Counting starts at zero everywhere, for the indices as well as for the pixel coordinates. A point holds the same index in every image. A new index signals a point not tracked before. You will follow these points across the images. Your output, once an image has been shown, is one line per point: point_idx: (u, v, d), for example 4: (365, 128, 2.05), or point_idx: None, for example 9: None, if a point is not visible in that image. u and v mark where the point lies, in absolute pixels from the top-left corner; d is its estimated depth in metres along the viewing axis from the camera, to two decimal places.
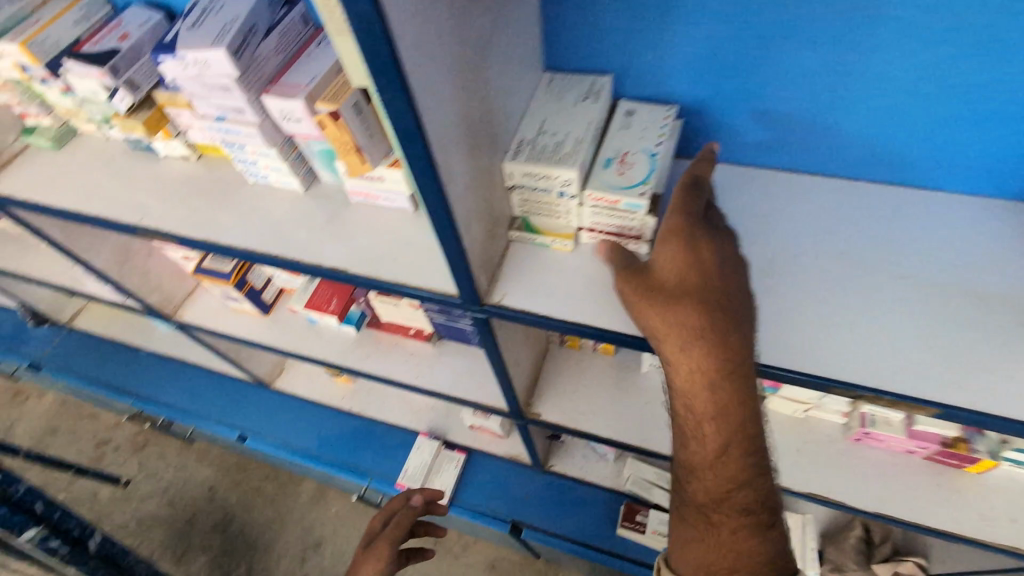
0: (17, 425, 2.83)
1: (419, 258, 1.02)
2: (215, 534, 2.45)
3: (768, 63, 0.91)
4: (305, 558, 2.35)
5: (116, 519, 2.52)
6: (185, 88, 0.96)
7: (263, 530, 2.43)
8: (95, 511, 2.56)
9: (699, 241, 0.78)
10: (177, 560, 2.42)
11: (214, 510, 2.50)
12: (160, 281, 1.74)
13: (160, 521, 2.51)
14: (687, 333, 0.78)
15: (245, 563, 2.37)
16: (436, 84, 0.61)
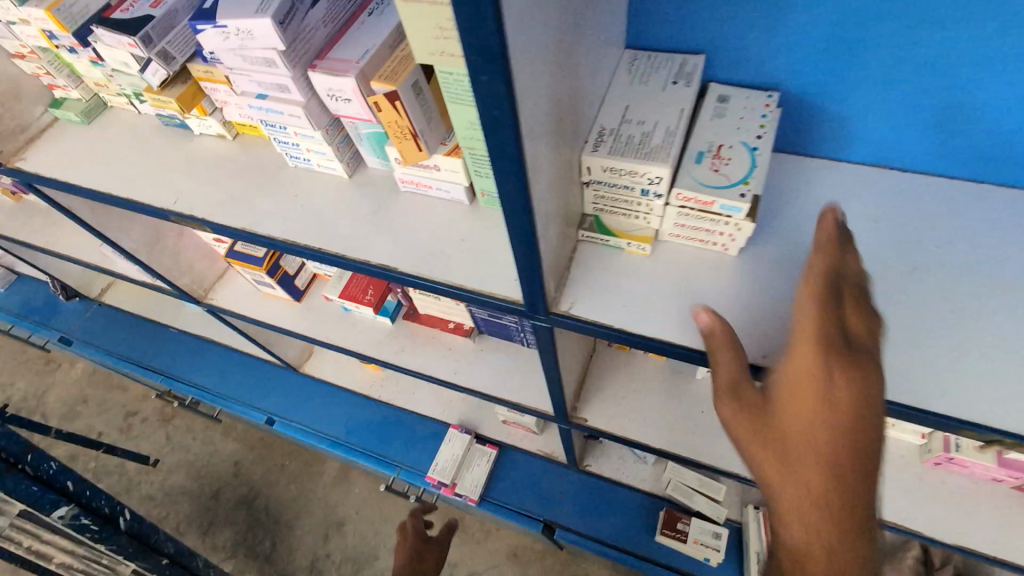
0: (48, 394, 2.84)
1: (475, 256, 0.93)
2: (239, 510, 2.44)
3: (902, 38, 0.75)
4: (327, 536, 2.33)
5: (143, 492, 2.52)
6: (225, 62, 0.87)
7: (286, 507, 2.41)
8: (122, 483, 2.56)
9: (847, 319, 0.59)
10: (202, 532, 2.42)
11: (239, 486, 2.49)
12: (190, 262, 1.68)
13: (185, 494, 2.51)
14: (815, 373, 0.56)
15: (269, 538, 2.36)
16: (534, 64, 0.50)
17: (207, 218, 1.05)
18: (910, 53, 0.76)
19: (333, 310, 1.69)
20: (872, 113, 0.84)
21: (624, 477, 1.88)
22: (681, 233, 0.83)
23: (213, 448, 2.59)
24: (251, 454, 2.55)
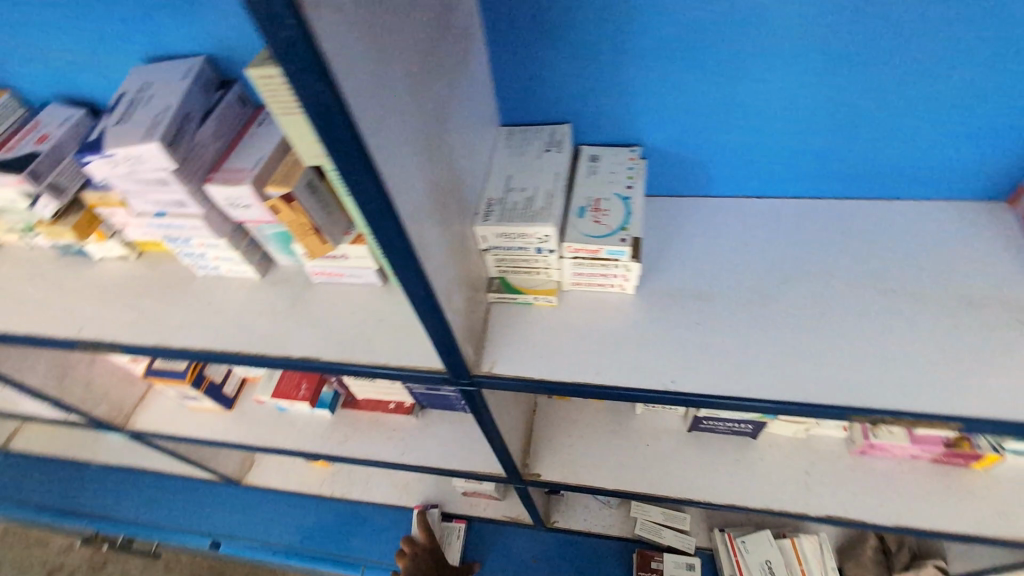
0: None
1: (395, 333, 0.95)
2: None
3: (725, 95, 0.87)
4: None
5: None
6: (117, 187, 0.88)
7: None
8: None
9: None
10: None
11: None
12: (106, 389, 1.59)
13: None
14: None
15: None
16: (400, 160, 0.55)
17: (114, 340, 1.02)
18: (737, 104, 0.88)
19: (267, 411, 1.64)
20: (723, 154, 0.95)
21: (592, 526, 1.86)
22: (580, 281, 0.90)
23: None
24: None
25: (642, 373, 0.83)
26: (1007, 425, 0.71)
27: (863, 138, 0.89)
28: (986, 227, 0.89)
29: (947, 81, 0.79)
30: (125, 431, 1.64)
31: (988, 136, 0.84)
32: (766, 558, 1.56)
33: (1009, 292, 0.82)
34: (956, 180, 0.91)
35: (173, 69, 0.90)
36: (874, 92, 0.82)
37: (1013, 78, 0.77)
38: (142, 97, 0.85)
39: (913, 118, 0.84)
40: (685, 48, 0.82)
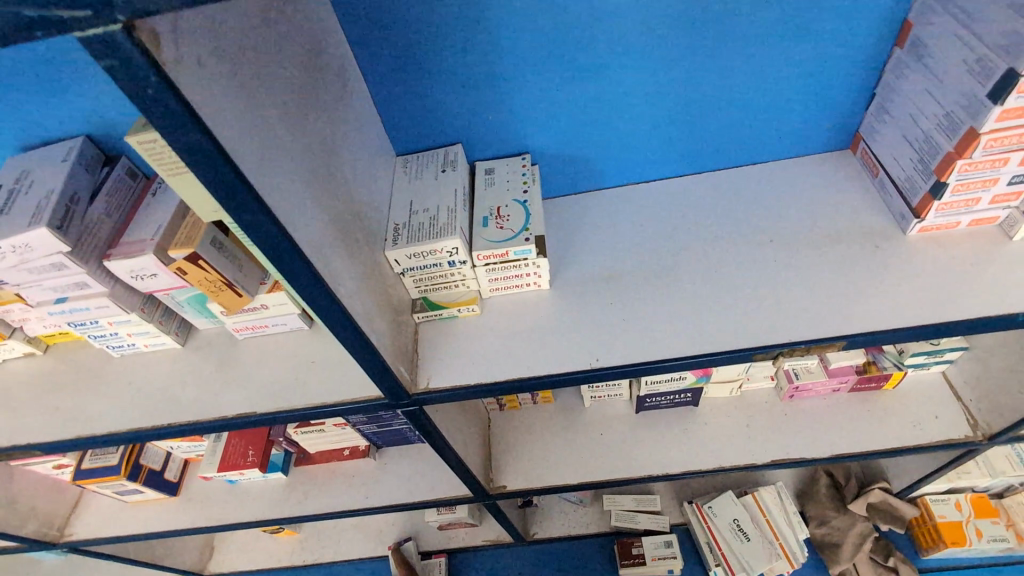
0: None
1: (330, 372, 0.96)
2: None
3: (593, 96, 0.96)
4: None
5: None
6: (8, 281, 0.85)
7: None
8: None
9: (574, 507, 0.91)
10: None
11: None
12: (32, 504, 1.47)
13: None
14: None
15: None
16: (294, 198, 0.58)
17: (30, 442, 0.96)
18: (606, 102, 0.97)
19: (217, 488, 1.57)
20: (604, 148, 1.04)
21: (571, 529, 1.89)
22: (498, 286, 0.95)
23: None
24: None
25: (569, 359, 0.88)
26: (881, 336, 0.82)
27: (719, 115, 1.00)
28: (835, 173, 1.02)
29: (771, 56, 0.91)
30: (61, 545, 1.52)
31: (817, 96, 0.97)
32: (733, 518, 1.63)
33: (864, 224, 0.94)
34: (802, 138, 1.04)
35: (52, 153, 0.89)
36: (717, 73, 0.93)
37: (824, 44, 0.90)
38: (22, 186, 0.83)
39: (755, 90, 0.96)
40: (548, 59, 0.90)
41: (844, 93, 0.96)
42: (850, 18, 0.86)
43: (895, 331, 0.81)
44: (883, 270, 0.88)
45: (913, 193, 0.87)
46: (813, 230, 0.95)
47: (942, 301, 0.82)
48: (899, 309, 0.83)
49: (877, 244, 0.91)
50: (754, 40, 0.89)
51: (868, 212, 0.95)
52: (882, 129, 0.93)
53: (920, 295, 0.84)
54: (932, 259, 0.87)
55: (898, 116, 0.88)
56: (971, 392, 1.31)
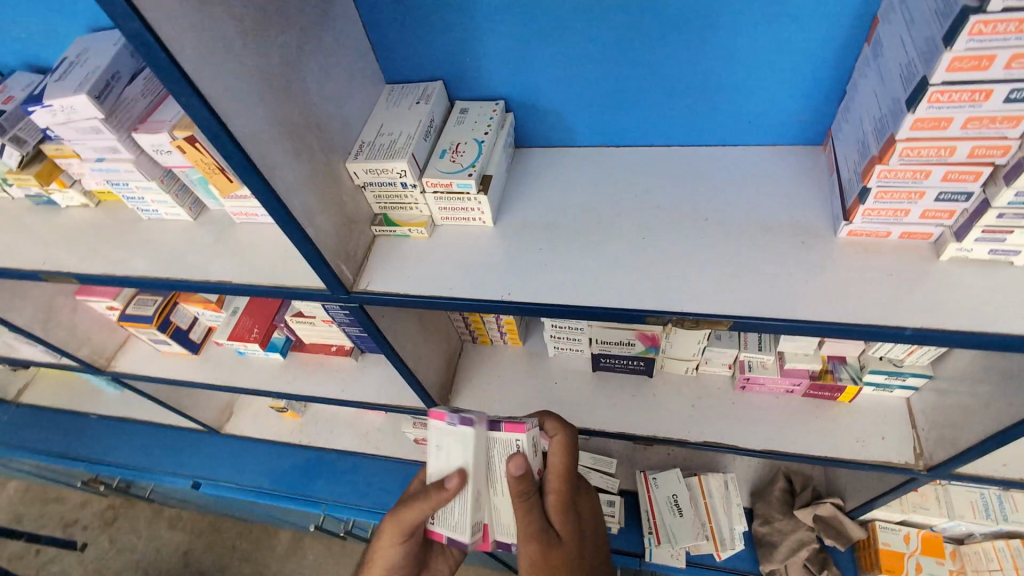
0: (22, 514, 3.10)
1: (297, 263, 1.13)
2: None
3: (565, 53, 1.01)
4: None
5: None
6: (63, 135, 1.06)
7: None
8: None
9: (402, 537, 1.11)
10: None
11: None
12: (88, 334, 1.81)
13: None
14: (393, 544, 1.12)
15: None
16: (234, 91, 0.71)
17: (69, 271, 1.21)
18: (578, 60, 1.02)
19: (229, 356, 1.84)
20: (578, 106, 1.09)
21: None
22: (448, 215, 1.06)
23: (159, 543, 2.88)
24: (199, 540, 2.85)
25: (487, 288, 0.99)
26: (770, 323, 0.85)
27: (691, 91, 1.02)
28: (798, 168, 1.02)
29: (741, 38, 0.93)
30: (106, 373, 1.86)
31: (789, 85, 0.97)
32: (673, 494, 1.68)
33: (803, 220, 0.95)
34: (775, 127, 1.04)
35: (108, 37, 1.07)
36: (687, 47, 0.96)
37: (796, 31, 0.90)
38: (80, 60, 1.03)
39: (726, 70, 0.97)
40: (522, 11, 0.96)
41: (814, 86, 0.96)
42: (821, 7, 0.86)
43: (786, 321, 0.84)
44: (799, 265, 0.90)
45: (848, 196, 0.87)
46: (753, 218, 0.97)
47: (842, 303, 0.84)
48: (799, 305, 0.85)
49: (808, 242, 0.92)
50: (725, 18, 0.91)
51: (812, 209, 0.96)
52: (843, 127, 0.93)
53: (824, 295, 0.86)
54: (851, 263, 0.88)
55: (854, 116, 0.88)
56: (925, 421, 1.28)
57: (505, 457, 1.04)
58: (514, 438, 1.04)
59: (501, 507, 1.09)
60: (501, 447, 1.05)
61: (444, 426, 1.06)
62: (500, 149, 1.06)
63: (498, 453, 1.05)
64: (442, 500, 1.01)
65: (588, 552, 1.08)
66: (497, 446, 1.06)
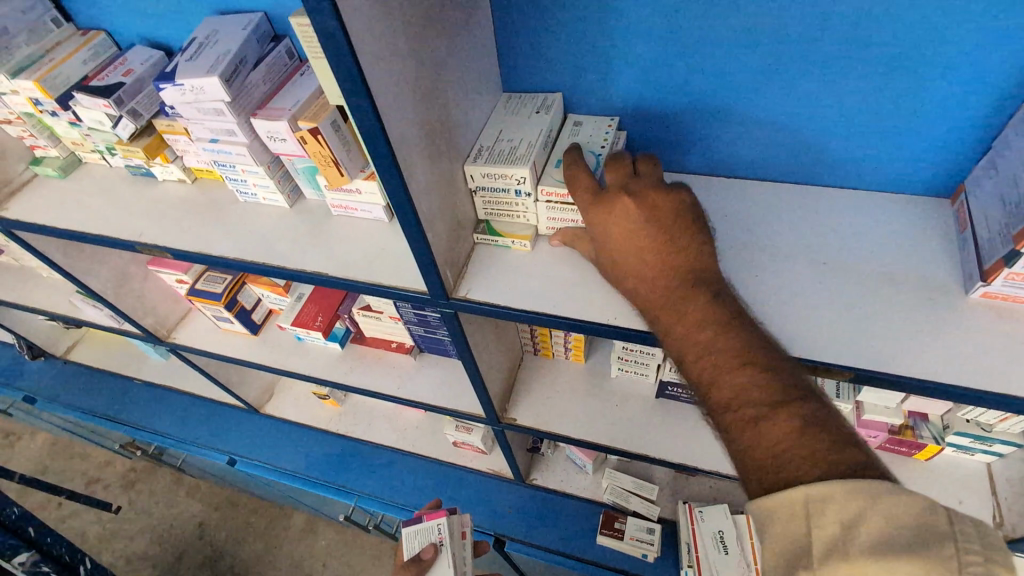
0: (48, 465, 3.15)
1: (391, 262, 1.12)
2: (204, 569, 2.70)
3: (694, 78, 1.00)
4: None
5: (106, 558, 2.78)
6: (183, 113, 1.08)
7: (254, 563, 2.68)
8: (88, 548, 2.83)
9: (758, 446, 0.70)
10: None
11: (203, 547, 2.77)
12: (154, 303, 1.84)
13: (149, 557, 2.77)
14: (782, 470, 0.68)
15: None
16: (394, 94, 0.72)
17: (165, 245, 1.23)
18: (707, 87, 1.00)
19: (287, 340, 1.86)
20: (694, 133, 1.08)
21: (569, 487, 2.03)
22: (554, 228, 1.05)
23: (176, 512, 2.90)
24: (215, 514, 2.86)
25: (590, 310, 0.97)
26: (891, 379, 0.83)
27: (819, 129, 0.99)
28: (921, 220, 0.99)
29: (887, 82, 0.90)
30: (165, 343, 1.89)
31: (927, 133, 0.94)
32: (719, 530, 1.66)
33: (928, 275, 0.92)
34: (901, 174, 1.01)
35: (238, 21, 1.09)
36: (826, 86, 0.94)
37: (948, 80, 0.87)
38: (210, 41, 1.05)
39: (863, 112, 0.95)
40: (659, 36, 0.96)
41: (954, 137, 0.93)
42: (980, 58, 0.83)
43: (907, 378, 0.82)
44: (923, 321, 0.87)
45: (988, 257, 0.83)
46: (872, 267, 0.95)
47: (971, 367, 0.82)
48: (923, 366, 0.83)
49: (930, 300, 0.89)
50: (875, 59, 0.88)
51: (938, 265, 0.93)
52: (985, 184, 0.90)
53: (950, 355, 0.83)
54: (984, 326, 0.85)
55: (1002, 175, 0.85)
56: (1008, 491, 1.24)
57: (425, 545, 1.17)
58: (434, 523, 1.20)
59: None
60: (423, 535, 1.19)
61: (409, 531, 1.19)
62: None
63: (419, 541, 1.18)
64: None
65: (803, 462, 0.66)
66: (417, 536, 1.19)
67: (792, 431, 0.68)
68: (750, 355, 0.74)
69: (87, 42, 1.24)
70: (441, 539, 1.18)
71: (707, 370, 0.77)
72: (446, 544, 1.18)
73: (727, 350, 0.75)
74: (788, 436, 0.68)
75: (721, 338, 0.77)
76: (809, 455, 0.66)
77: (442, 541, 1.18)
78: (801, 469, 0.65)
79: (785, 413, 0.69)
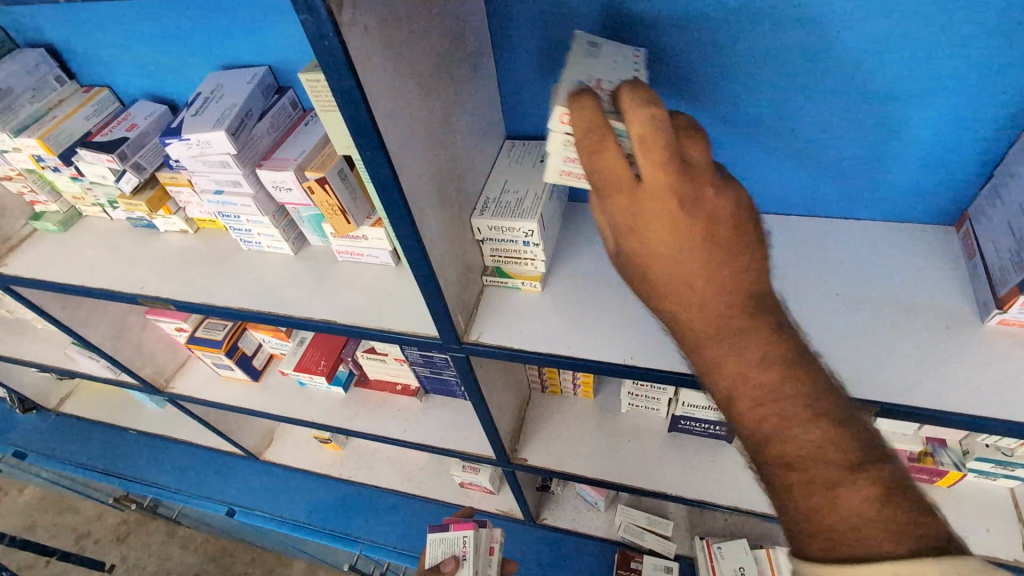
0: (37, 522, 3.03)
1: (401, 306, 1.11)
2: None
3: (696, 117, 1.01)
4: None
5: None
6: (188, 166, 1.08)
7: None
8: None
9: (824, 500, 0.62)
10: None
11: None
12: (152, 353, 1.81)
13: None
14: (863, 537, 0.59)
15: None
16: (407, 146, 0.73)
17: (168, 297, 1.21)
18: (709, 125, 1.01)
19: (288, 385, 1.82)
20: None
21: (579, 526, 1.98)
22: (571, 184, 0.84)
23: (172, 565, 2.78)
24: (212, 565, 2.75)
25: (604, 350, 0.96)
26: (918, 412, 0.82)
27: (823, 161, 1.00)
28: (926, 250, 1.00)
29: (887, 115, 0.92)
30: (164, 393, 1.84)
31: (930, 162, 0.95)
32: (740, 566, 1.61)
33: (942, 303, 0.92)
34: (906, 203, 1.02)
35: (242, 75, 1.11)
36: (828, 121, 0.95)
37: (947, 111, 0.89)
38: (215, 96, 1.06)
39: (865, 144, 0.96)
40: (660, 79, 0.98)
41: (956, 165, 0.94)
42: (978, 90, 0.85)
43: (931, 410, 0.81)
44: (940, 351, 0.87)
45: (1002, 283, 0.84)
46: (885, 297, 0.95)
47: (994, 396, 0.81)
48: (947, 398, 0.82)
49: (945, 328, 0.89)
50: (874, 94, 0.90)
51: (949, 293, 0.93)
52: (990, 213, 0.91)
53: (973, 384, 0.82)
54: (1003, 352, 0.85)
55: (1008, 203, 0.86)
56: None
57: (448, 556, 1.14)
58: (459, 535, 1.17)
59: None
60: (447, 545, 1.16)
61: (435, 537, 1.16)
62: None
63: (443, 551, 1.14)
64: None
65: (883, 536, 0.58)
66: (443, 544, 1.16)
67: (872, 501, 0.60)
68: (822, 410, 0.63)
69: (90, 99, 1.25)
70: (465, 554, 1.14)
71: (765, 418, 0.65)
72: (469, 559, 1.14)
73: (797, 398, 0.64)
74: (866, 507, 0.60)
75: (787, 386, 0.64)
76: (885, 529, 0.58)
77: (466, 555, 1.14)
78: (876, 541, 0.58)
79: (862, 478, 0.61)
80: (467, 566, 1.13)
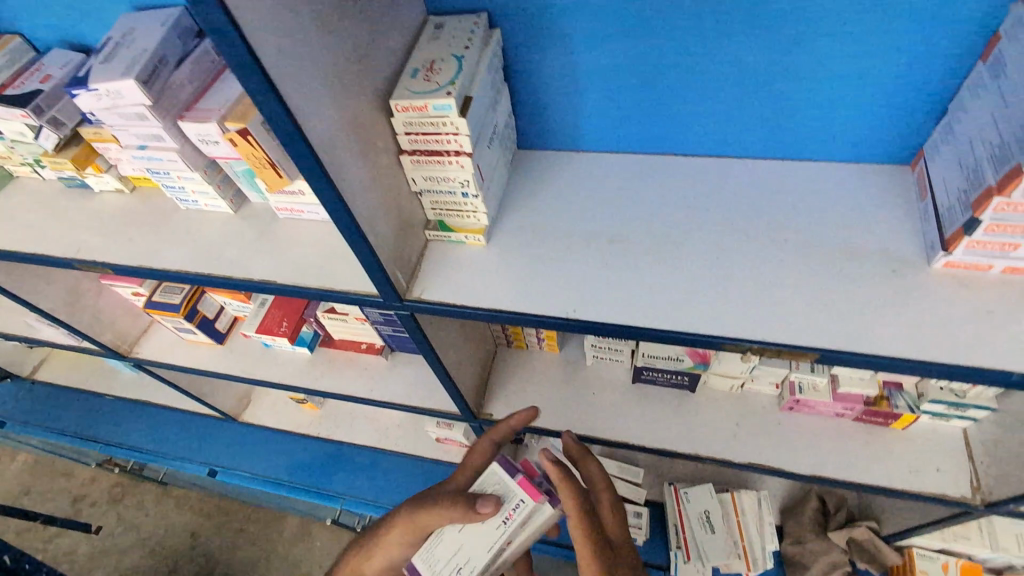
0: (30, 486, 3.07)
1: (343, 264, 1.07)
2: None
3: (640, 55, 0.94)
4: None
5: None
6: (106, 120, 1.01)
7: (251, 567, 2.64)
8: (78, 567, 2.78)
9: None
10: None
11: (195, 556, 2.72)
12: (112, 319, 1.77)
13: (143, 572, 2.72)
14: None
15: None
16: (310, 90, 0.67)
17: (105, 261, 1.16)
18: (654, 63, 0.95)
19: (254, 347, 1.80)
20: (646, 112, 1.03)
21: None
22: (418, 150, 0.88)
23: (166, 523, 2.84)
24: (206, 522, 2.81)
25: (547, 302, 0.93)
26: (858, 358, 0.80)
27: (774, 99, 0.95)
28: (882, 192, 0.96)
29: (839, 46, 0.85)
30: (128, 358, 1.82)
31: (886, 97, 0.90)
32: (705, 509, 1.65)
33: (892, 247, 0.89)
34: (864, 143, 0.97)
35: (156, 17, 1.02)
36: (777, 54, 0.88)
37: (902, 40, 0.82)
38: (126, 40, 0.98)
39: (817, 78, 0.90)
40: (599, 13, 0.90)
41: (912, 100, 0.89)
42: (935, 16, 0.79)
43: (871, 355, 0.80)
44: (886, 296, 0.84)
45: (949, 225, 0.81)
46: (834, 242, 0.91)
47: (936, 339, 0.79)
48: (887, 343, 0.80)
49: (892, 272, 0.87)
50: (824, 22, 0.83)
51: (900, 236, 0.90)
52: (942, 151, 0.87)
53: (912, 328, 0.81)
54: (948, 294, 0.83)
55: (960, 140, 0.81)
56: (984, 454, 1.24)
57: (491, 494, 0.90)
58: (517, 494, 0.89)
59: (449, 537, 0.91)
60: (500, 488, 0.91)
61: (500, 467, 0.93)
62: (484, 68, 0.89)
63: (494, 485, 0.91)
64: (451, 514, 0.87)
65: None
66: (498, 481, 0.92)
67: None
68: None
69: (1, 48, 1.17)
70: (507, 517, 0.88)
71: None
72: (507, 524, 0.87)
73: None
74: None
75: None
76: None
77: (505, 520, 0.87)
78: None
79: None
80: (500, 533, 0.87)
